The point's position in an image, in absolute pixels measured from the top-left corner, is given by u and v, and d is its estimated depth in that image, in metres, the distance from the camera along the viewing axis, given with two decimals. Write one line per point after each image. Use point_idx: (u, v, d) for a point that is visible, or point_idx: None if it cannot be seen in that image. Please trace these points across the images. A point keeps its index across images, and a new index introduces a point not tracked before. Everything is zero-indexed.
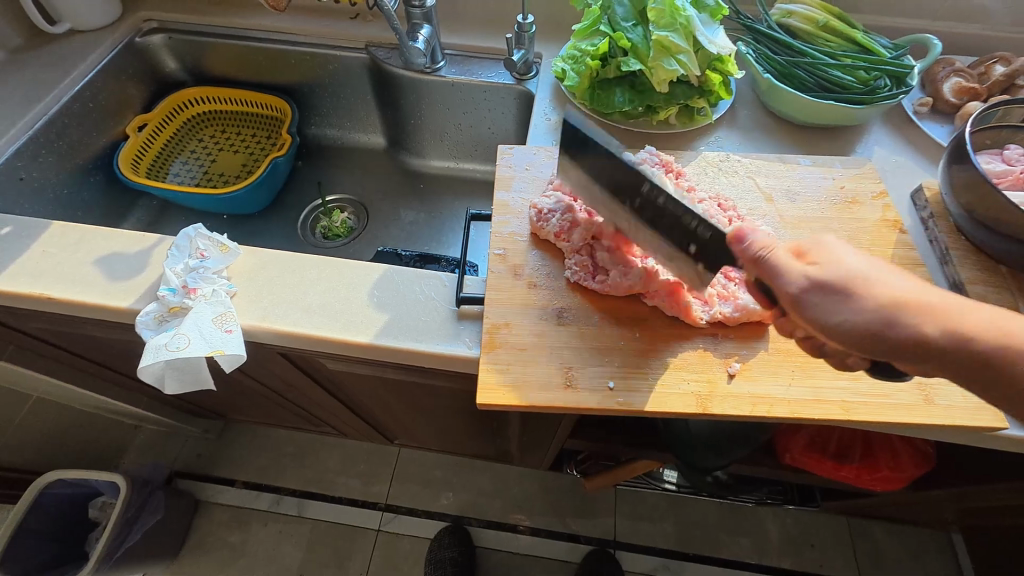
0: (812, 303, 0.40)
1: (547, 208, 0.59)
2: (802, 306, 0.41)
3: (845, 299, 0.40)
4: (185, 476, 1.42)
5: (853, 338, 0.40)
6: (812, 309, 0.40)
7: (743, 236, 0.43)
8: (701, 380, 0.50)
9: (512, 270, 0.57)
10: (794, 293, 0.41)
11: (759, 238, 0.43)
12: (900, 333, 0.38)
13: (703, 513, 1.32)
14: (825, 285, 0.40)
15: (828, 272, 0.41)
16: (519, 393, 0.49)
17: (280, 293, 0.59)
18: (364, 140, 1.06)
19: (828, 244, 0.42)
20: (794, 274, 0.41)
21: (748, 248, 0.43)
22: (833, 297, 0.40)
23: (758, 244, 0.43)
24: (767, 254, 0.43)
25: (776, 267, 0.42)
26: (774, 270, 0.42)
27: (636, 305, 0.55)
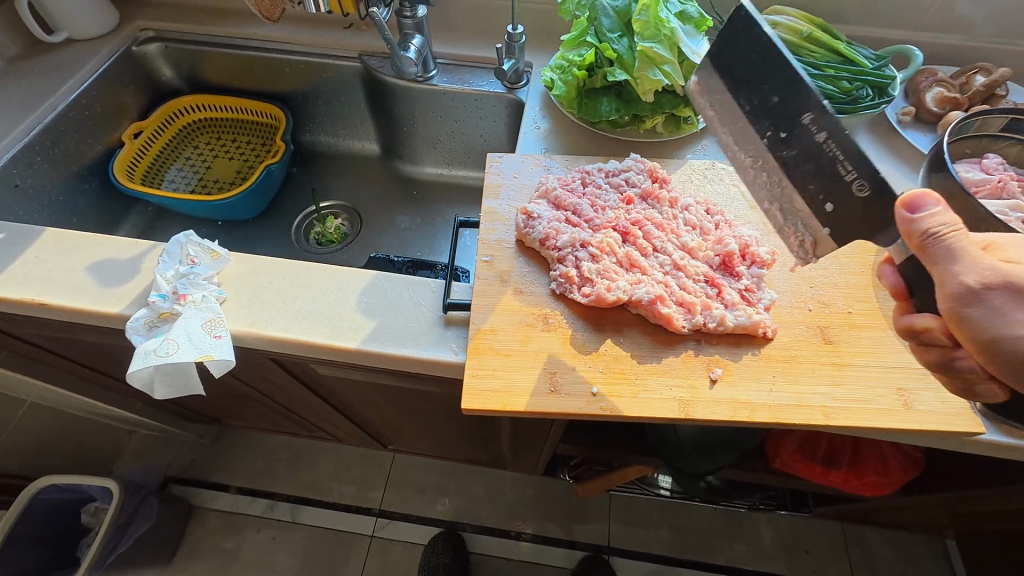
0: (978, 306, 0.39)
1: (533, 216, 0.60)
2: (968, 307, 0.39)
3: (1018, 302, 0.38)
4: (179, 481, 1.42)
5: (1018, 355, 0.39)
6: (982, 311, 0.39)
7: (918, 208, 0.39)
8: (683, 386, 0.51)
9: (498, 277, 0.58)
10: (971, 288, 0.39)
11: (937, 215, 0.38)
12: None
13: (697, 518, 1.32)
14: (1014, 287, 0.38)
15: (1015, 272, 0.39)
16: (503, 398, 0.50)
17: (270, 299, 0.59)
18: (359, 147, 1.07)
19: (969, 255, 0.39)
20: (976, 267, 0.39)
21: (921, 223, 0.38)
22: (1011, 300, 0.38)
23: (936, 222, 0.38)
24: (927, 233, 0.38)
25: (956, 254, 0.38)
26: (953, 257, 0.38)
27: (620, 313, 0.55)
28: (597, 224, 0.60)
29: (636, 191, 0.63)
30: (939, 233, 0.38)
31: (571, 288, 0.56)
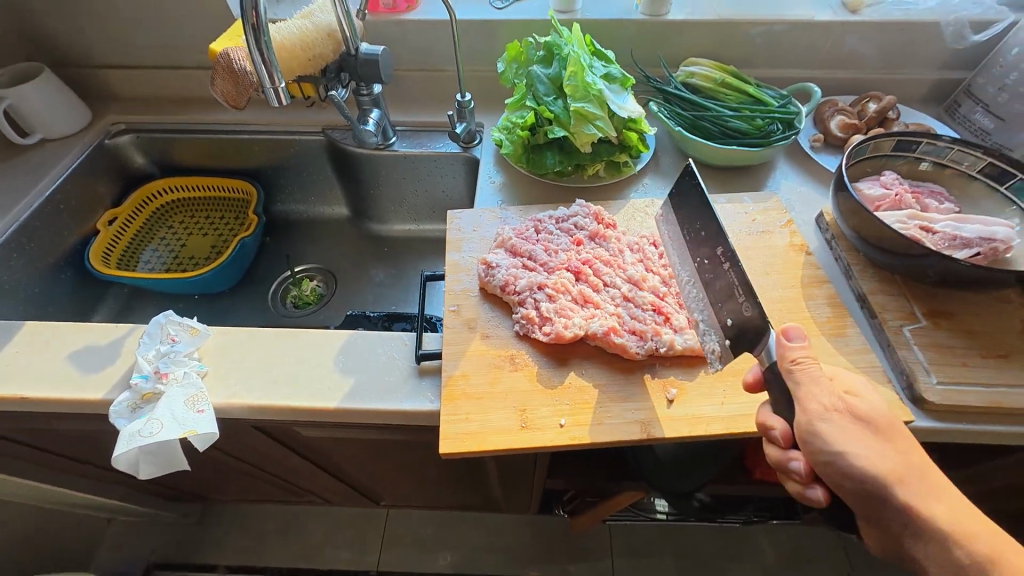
0: (821, 425, 0.44)
1: (493, 264, 0.65)
2: (816, 425, 0.45)
3: (861, 439, 0.44)
4: (165, 567, 1.37)
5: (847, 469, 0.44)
6: (823, 433, 0.44)
7: (791, 337, 0.47)
8: (644, 409, 0.55)
9: (466, 324, 0.63)
10: (814, 412, 0.45)
11: (803, 348, 0.47)
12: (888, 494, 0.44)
13: (696, 539, 1.32)
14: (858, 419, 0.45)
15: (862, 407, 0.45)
16: (478, 439, 0.53)
17: (250, 369, 0.62)
18: (328, 212, 1.13)
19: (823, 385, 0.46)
20: (816, 396, 0.45)
21: (788, 347, 0.47)
22: (836, 428, 0.44)
23: (793, 352, 0.47)
24: (791, 361, 0.47)
25: (807, 379, 0.46)
26: (806, 382, 0.46)
27: (580, 348, 0.60)
28: (551, 266, 0.65)
29: (584, 233, 0.70)
30: (795, 364, 0.47)
31: (533, 328, 0.60)
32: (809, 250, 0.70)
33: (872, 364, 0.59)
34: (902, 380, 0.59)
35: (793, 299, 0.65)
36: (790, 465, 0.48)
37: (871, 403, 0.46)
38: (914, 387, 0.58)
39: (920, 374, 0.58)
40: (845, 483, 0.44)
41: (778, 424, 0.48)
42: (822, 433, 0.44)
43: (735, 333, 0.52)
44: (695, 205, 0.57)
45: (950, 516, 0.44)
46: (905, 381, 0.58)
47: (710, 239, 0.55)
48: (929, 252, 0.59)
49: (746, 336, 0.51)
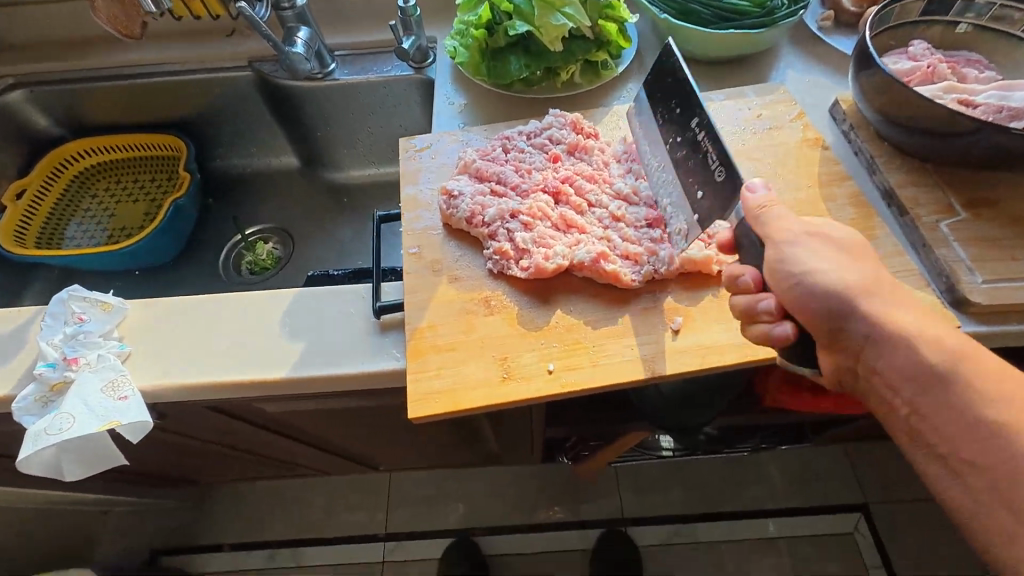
0: (793, 253, 0.42)
1: (456, 193, 0.54)
2: (788, 253, 0.42)
3: (829, 262, 0.42)
4: (170, 551, 1.34)
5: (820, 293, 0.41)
6: (795, 259, 0.42)
7: (753, 188, 0.43)
8: (645, 343, 0.47)
9: (430, 267, 0.53)
10: (790, 239, 0.42)
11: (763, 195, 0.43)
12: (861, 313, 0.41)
13: (705, 471, 1.28)
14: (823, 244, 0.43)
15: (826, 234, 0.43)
16: (453, 398, 0.45)
17: (181, 344, 0.53)
18: (276, 164, 1.00)
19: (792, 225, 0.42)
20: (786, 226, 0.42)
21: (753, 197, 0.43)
22: (807, 254, 0.42)
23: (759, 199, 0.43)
24: (754, 210, 0.43)
25: (774, 216, 0.43)
26: (770, 220, 0.43)
27: (566, 281, 0.51)
28: (525, 189, 0.55)
29: (562, 148, 0.59)
30: (765, 208, 0.43)
31: (509, 264, 0.51)
32: (825, 144, 0.60)
33: (907, 267, 0.51)
34: (943, 283, 0.50)
35: (811, 202, 0.55)
36: (759, 306, 0.43)
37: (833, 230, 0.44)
38: (956, 289, 0.50)
39: (963, 273, 0.49)
40: (812, 308, 0.41)
41: (747, 269, 0.44)
42: (795, 260, 0.41)
43: (706, 209, 0.44)
44: (663, 72, 0.48)
45: (922, 333, 0.41)
46: (946, 282, 0.50)
47: (683, 107, 0.46)
48: (978, 125, 0.49)
49: (717, 209, 0.43)
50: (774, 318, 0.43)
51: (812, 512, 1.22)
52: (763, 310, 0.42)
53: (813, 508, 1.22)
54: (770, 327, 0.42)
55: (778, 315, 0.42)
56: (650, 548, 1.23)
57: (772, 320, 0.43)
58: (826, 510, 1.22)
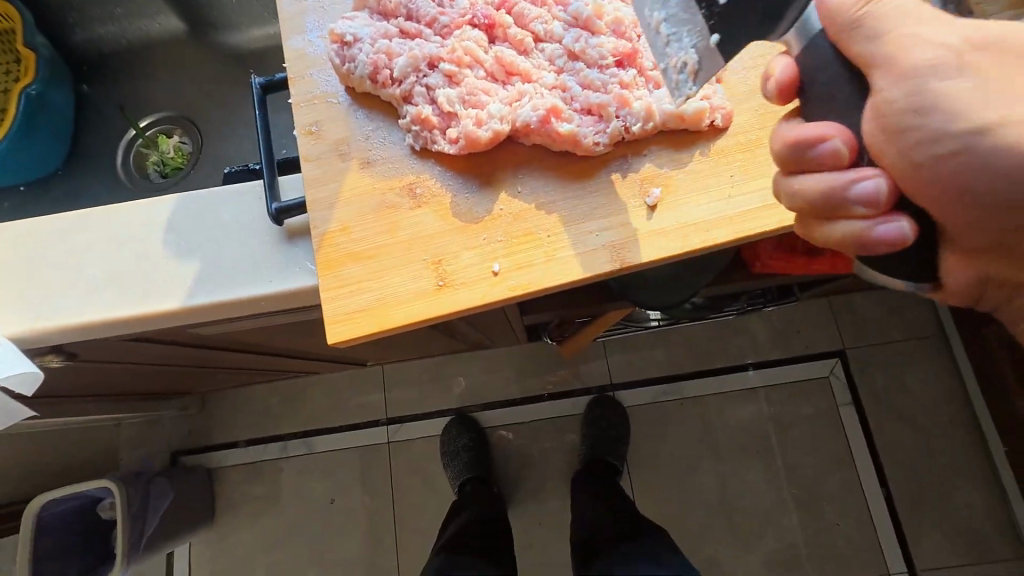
0: (935, 84, 0.31)
1: (350, 40, 0.39)
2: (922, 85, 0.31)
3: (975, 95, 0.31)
4: (188, 452, 1.40)
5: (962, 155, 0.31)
6: (930, 96, 0.31)
7: None
8: (613, 226, 0.37)
9: (333, 150, 0.40)
10: (918, 63, 0.31)
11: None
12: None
13: (691, 335, 1.29)
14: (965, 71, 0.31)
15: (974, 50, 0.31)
16: (379, 317, 0.36)
17: (44, 278, 0.42)
18: (156, 29, 0.78)
19: (901, 45, 0.32)
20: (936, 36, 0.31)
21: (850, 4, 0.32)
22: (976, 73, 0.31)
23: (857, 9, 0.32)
24: (860, 16, 0.32)
25: (897, 25, 0.32)
26: (901, 29, 0.32)
27: (512, 152, 0.39)
28: (445, 26, 0.39)
29: None
30: (864, 16, 0.32)
31: (433, 136, 0.38)
32: None
33: None
34: None
35: None
36: (854, 190, 0.32)
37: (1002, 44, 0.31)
38: None
39: None
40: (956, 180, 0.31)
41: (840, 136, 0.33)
42: (924, 96, 0.31)
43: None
44: None
45: None
46: None
47: None
48: None
49: None
50: (877, 208, 0.32)
51: (790, 362, 1.26)
52: (862, 196, 0.32)
53: (792, 359, 1.26)
54: (868, 224, 0.32)
55: (884, 205, 0.32)
56: (637, 408, 1.29)
57: (875, 213, 0.32)
58: (806, 359, 1.25)
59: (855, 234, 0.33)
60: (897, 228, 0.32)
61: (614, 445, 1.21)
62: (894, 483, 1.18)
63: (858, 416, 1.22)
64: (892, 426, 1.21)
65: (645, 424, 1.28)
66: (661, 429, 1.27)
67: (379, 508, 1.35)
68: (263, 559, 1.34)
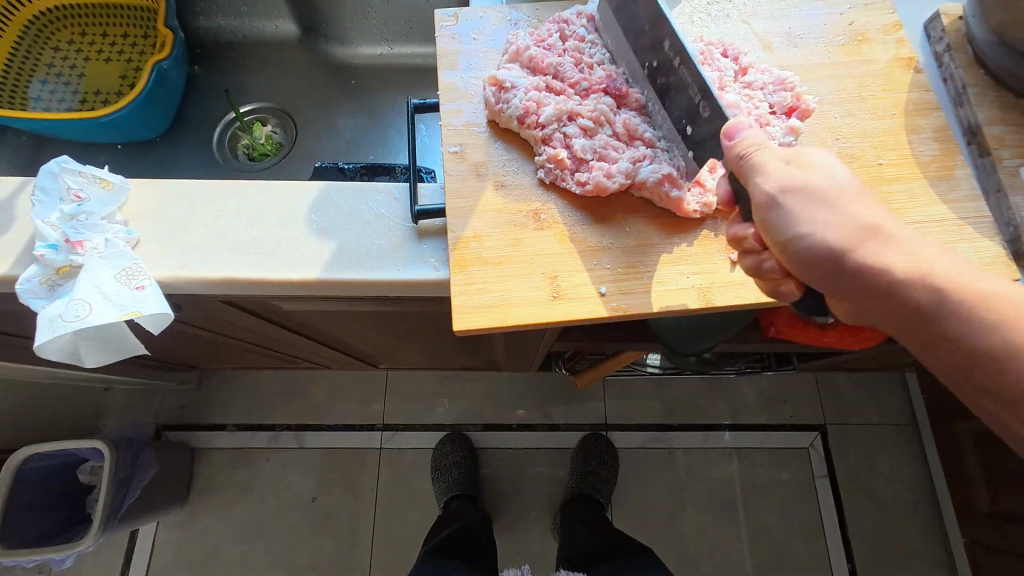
0: (770, 215, 0.38)
1: (508, 86, 0.48)
2: (768, 213, 0.38)
3: (819, 212, 0.38)
4: (173, 428, 1.34)
5: (811, 260, 0.38)
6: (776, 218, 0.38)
7: (735, 132, 0.39)
8: (702, 273, 0.45)
9: (472, 170, 0.48)
10: (760, 201, 0.38)
11: (744, 137, 0.39)
12: (855, 261, 0.38)
13: (685, 387, 1.37)
14: (807, 192, 0.38)
15: (817, 179, 0.38)
16: (501, 314, 0.43)
17: (198, 235, 0.48)
18: (272, 30, 0.86)
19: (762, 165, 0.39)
20: (774, 173, 0.38)
21: (735, 147, 0.39)
22: (803, 206, 0.38)
23: (744, 144, 0.39)
24: (740, 158, 0.39)
25: (758, 166, 0.39)
26: (757, 165, 0.39)
27: (624, 200, 0.47)
28: (586, 89, 0.49)
29: None
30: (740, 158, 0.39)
31: (563, 174, 0.46)
32: (918, 67, 0.54)
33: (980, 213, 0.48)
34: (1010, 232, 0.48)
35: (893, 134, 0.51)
36: (762, 266, 0.41)
37: (819, 171, 0.39)
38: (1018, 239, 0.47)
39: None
40: (803, 269, 0.39)
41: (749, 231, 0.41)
42: (771, 219, 0.38)
43: None
44: None
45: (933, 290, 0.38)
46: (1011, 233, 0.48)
47: None
48: None
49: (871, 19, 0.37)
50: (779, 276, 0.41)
51: (774, 428, 1.33)
52: (768, 271, 0.41)
53: (776, 425, 1.34)
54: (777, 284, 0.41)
55: (784, 273, 0.41)
56: (628, 450, 1.33)
57: (778, 278, 0.41)
58: (788, 427, 1.33)
59: (766, 290, 0.42)
60: (790, 292, 0.41)
61: (603, 483, 1.24)
62: (858, 556, 1.24)
63: (831, 489, 1.29)
64: (862, 503, 1.28)
65: (632, 468, 1.32)
66: (648, 474, 1.31)
67: (358, 514, 1.31)
68: (229, 551, 1.28)
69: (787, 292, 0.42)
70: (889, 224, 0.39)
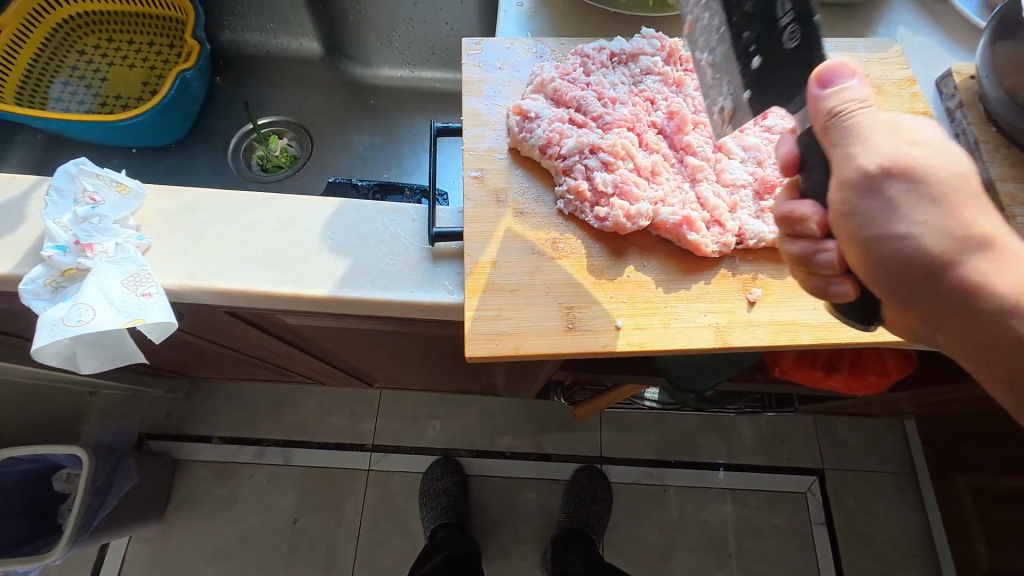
0: (862, 199, 0.35)
1: (532, 115, 0.49)
2: (858, 196, 0.35)
3: (924, 204, 0.35)
4: (155, 437, 1.30)
5: (895, 253, 0.35)
6: (861, 208, 0.35)
7: (829, 82, 0.35)
8: (718, 312, 0.44)
9: (492, 196, 0.48)
10: (857, 178, 0.34)
11: (850, 89, 0.34)
12: (948, 268, 0.36)
13: (683, 423, 1.34)
14: (918, 179, 0.35)
15: (928, 163, 0.35)
16: (516, 342, 0.42)
17: (208, 245, 0.47)
18: (296, 46, 0.87)
19: (867, 137, 0.34)
20: (880, 150, 0.34)
21: (828, 97, 0.35)
22: (906, 194, 0.34)
23: (833, 105, 0.34)
24: (832, 113, 0.35)
25: (854, 140, 0.34)
26: (855, 139, 0.34)
27: (642, 235, 0.47)
28: (608, 123, 0.49)
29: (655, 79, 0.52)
30: (832, 117, 0.35)
31: (582, 207, 0.46)
32: (931, 120, 0.55)
33: None
34: None
35: None
36: (816, 259, 0.38)
37: (934, 155, 0.35)
38: None
39: None
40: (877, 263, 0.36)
41: (813, 215, 0.37)
42: (858, 207, 0.35)
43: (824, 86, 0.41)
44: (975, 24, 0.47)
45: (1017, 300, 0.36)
46: None
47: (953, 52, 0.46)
48: None
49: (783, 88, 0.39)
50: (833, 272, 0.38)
51: (772, 470, 1.31)
52: (822, 265, 0.38)
53: (774, 467, 1.31)
54: (825, 281, 0.39)
55: (841, 269, 0.38)
56: (622, 486, 1.30)
57: (830, 275, 0.38)
58: (786, 470, 1.31)
59: (812, 288, 0.40)
60: (843, 292, 0.38)
61: (596, 518, 1.20)
62: None
63: (829, 537, 1.26)
64: (860, 554, 1.24)
65: (626, 505, 1.28)
66: (641, 511, 1.28)
67: (341, 539, 1.26)
68: (202, 571, 1.22)
69: (840, 292, 0.39)
70: (994, 232, 0.36)
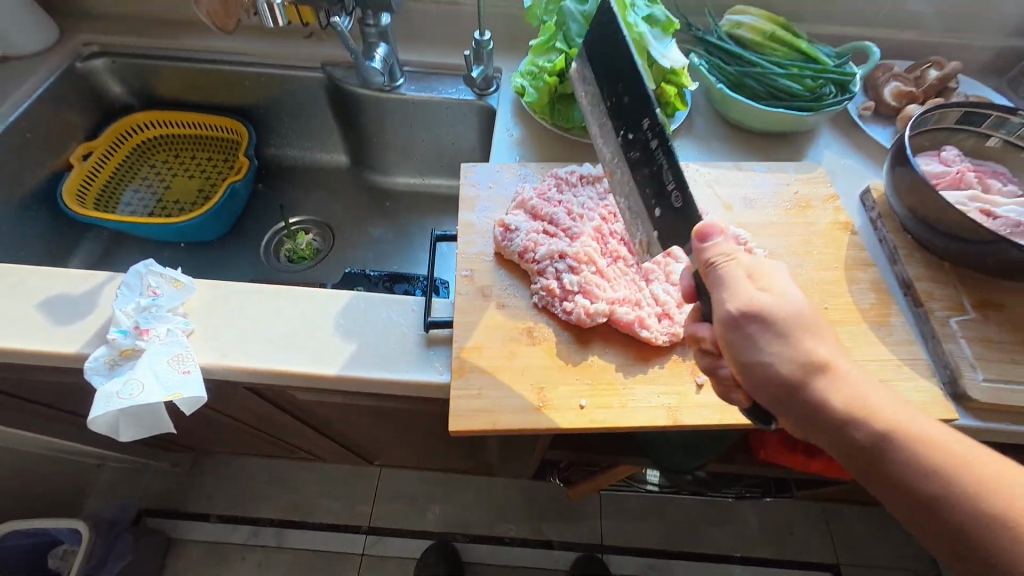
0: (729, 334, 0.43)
1: (513, 227, 0.59)
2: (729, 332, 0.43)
3: (778, 339, 0.42)
4: (154, 513, 1.31)
5: (765, 376, 0.43)
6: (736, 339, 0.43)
7: (709, 236, 0.44)
8: (671, 393, 0.51)
9: (479, 291, 0.57)
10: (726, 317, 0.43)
11: (720, 244, 0.44)
12: (808, 391, 0.42)
13: (684, 509, 1.31)
14: (771, 320, 0.43)
15: (778, 305, 0.43)
16: (494, 418, 0.49)
17: (241, 330, 0.56)
18: (327, 159, 1.04)
19: (733, 284, 0.43)
20: (744, 295, 0.43)
21: (708, 250, 0.44)
22: (763, 332, 0.42)
23: (718, 248, 0.43)
24: (710, 261, 0.44)
25: (724, 286, 0.43)
26: (723, 287, 0.43)
27: (605, 325, 0.55)
28: (576, 233, 0.60)
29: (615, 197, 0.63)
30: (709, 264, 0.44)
31: (553, 301, 0.55)
32: (854, 229, 0.65)
33: (917, 356, 0.55)
34: (946, 376, 0.55)
35: (837, 283, 0.60)
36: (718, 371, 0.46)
37: (783, 297, 0.43)
38: (957, 383, 0.54)
39: (966, 370, 0.54)
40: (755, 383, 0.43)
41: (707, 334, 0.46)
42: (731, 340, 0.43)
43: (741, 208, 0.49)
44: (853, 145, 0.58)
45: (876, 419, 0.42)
46: (948, 376, 0.54)
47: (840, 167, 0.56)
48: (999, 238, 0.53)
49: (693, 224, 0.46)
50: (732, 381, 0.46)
51: (780, 563, 1.25)
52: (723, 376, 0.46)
53: (783, 560, 1.25)
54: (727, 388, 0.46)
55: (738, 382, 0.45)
56: None
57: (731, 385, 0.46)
58: (795, 564, 1.25)
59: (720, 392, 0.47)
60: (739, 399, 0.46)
61: None
62: None
63: None
64: None
65: None
66: None
67: None
68: None
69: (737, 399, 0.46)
70: (841, 361, 0.43)
